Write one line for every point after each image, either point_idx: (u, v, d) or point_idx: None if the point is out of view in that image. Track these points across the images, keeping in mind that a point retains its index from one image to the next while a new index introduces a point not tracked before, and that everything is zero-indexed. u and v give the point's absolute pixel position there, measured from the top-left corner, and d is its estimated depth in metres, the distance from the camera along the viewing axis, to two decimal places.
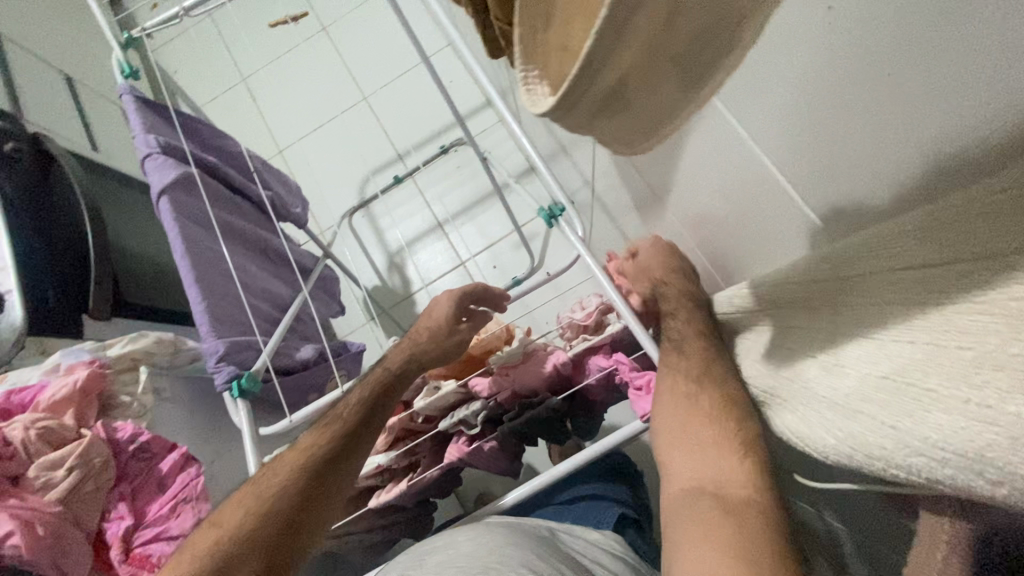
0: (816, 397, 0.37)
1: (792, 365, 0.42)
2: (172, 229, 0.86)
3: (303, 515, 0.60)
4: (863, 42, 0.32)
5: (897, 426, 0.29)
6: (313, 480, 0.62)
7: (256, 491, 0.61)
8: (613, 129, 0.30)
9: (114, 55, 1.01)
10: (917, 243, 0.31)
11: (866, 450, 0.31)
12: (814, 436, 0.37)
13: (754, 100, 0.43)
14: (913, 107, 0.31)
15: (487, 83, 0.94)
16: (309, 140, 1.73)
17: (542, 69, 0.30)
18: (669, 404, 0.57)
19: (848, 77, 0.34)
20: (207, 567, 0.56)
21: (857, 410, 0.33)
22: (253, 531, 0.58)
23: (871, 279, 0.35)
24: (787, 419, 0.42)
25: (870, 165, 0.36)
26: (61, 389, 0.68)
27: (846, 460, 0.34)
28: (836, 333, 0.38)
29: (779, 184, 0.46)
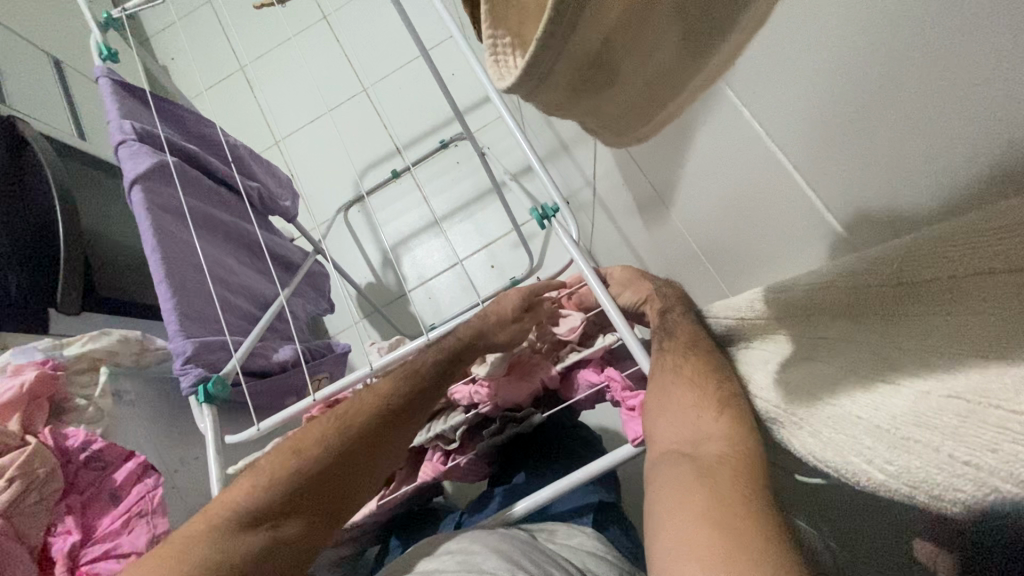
0: (848, 421, 0.32)
1: (818, 384, 0.36)
2: (143, 220, 0.81)
3: (375, 462, 0.59)
4: (919, 12, 0.26)
5: (978, 464, 0.24)
6: (393, 427, 0.60)
7: (338, 425, 0.58)
8: (596, 106, 0.26)
9: (91, 35, 0.95)
10: (1003, 242, 0.26)
11: (928, 486, 0.26)
12: (842, 462, 0.32)
13: (774, 92, 0.38)
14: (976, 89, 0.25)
15: (484, 74, 0.88)
16: (305, 132, 1.68)
17: (516, 35, 0.24)
18: (657, 392, 0.52)
19: (891, 53, 0.28)
20: (280, 496, 0.55)
21: (907, 439, 0.28)
22: (330, 468, 0.57)
23: (934, 287, 0.29)
24: (800, 439, 0.37)
25: (917, 162, 0.30)
26: (8, 392, 0.65)
27: (900, 495, 0.28)
28: (887, 349, 0.32)
29: (796, 186, 0.40)
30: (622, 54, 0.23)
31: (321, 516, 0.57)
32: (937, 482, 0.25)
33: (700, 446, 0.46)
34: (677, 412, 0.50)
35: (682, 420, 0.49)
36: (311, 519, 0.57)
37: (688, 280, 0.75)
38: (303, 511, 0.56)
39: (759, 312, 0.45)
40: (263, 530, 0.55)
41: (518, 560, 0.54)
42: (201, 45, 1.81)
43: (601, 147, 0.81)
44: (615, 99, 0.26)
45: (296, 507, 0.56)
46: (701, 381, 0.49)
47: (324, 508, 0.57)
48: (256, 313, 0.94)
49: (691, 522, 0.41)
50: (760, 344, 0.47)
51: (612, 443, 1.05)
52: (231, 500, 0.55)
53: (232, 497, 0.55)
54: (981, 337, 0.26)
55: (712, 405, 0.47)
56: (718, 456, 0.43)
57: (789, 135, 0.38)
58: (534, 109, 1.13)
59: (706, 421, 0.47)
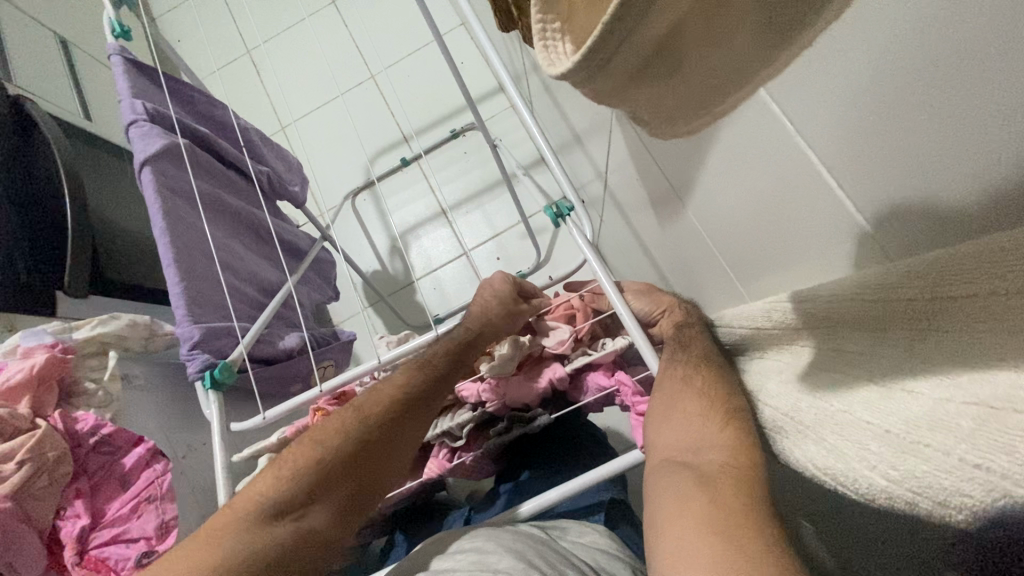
0: (858, 428, 0.31)
1: (833, 392, 0.35)
2: (151, 201, 0.80)
3: (398, 449, 0.59)
4: (961, 11, 0.25)
5: (989, 466, 0.22)
6: (413, 413, 0.60)
7: (359, 412, 0.59)
8: (648, 99, 0.24)
9: (103, 12, 0.94)
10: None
11: (935, 491, 0.24)
12: (850, 475, 0.30)
13: (798, 95, 0.37)
14: (1022, 83, 0.24)
15: (497, 63, 0.87)
16: (313, 118, 1.66)
17: (564, 20, 0.23)
18: (661, 400, 0.54)
19: (933, 51, 0.27)
20: (303, 486, 0.55)
21: (918, 443, 0.26)
22: (354, 456, 0.57)
23: (964, 304, 0.27)
24: (807, 450, 0.35)
25: (954, 166, 0.28)
26: (18, 375, 0.65)
27: (902, 503, 0.27)
28: (905, 367, 0.30)
29: (823, 184, 0.38)
30: (693, 48, 0.21)
31: (344, 506, 0.56)
32: (942, 487, 0.24)
33: (701, 454, 0.46)
34: (681, 422, 0.50)
35: (684, 428, 0.50)
36: (334, 511, 0.56)
37: (701, 277, 0.74)
38: (326, 502, 0.56)
39: (785, 316, 0.43)
40: (287, 521, 0.53)
41: (531, 559, 0.54)
42: (208, 27, 1.78)
43: (615, 140, 0.80)
44: (673, 93, 0.23)
45: (318, 498, 0.55)
46: (708, 393, 0.49)
47: (347, 499, 0.57)
48: (263, 299, 0.94)
49: (688, 529, 0.40)
50: (771, 355, 0.46)
51: (617, 437, 1.05)
52: (254, 493, 0.55)
53: (255, 494, 0.55)
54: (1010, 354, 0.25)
55: (717, 416, 0.47)
56: (719, 466, 0.43)
57: (817, 134, 0.37)
58: (545, 100, 1.11)
59: (710, 431, 0.47)
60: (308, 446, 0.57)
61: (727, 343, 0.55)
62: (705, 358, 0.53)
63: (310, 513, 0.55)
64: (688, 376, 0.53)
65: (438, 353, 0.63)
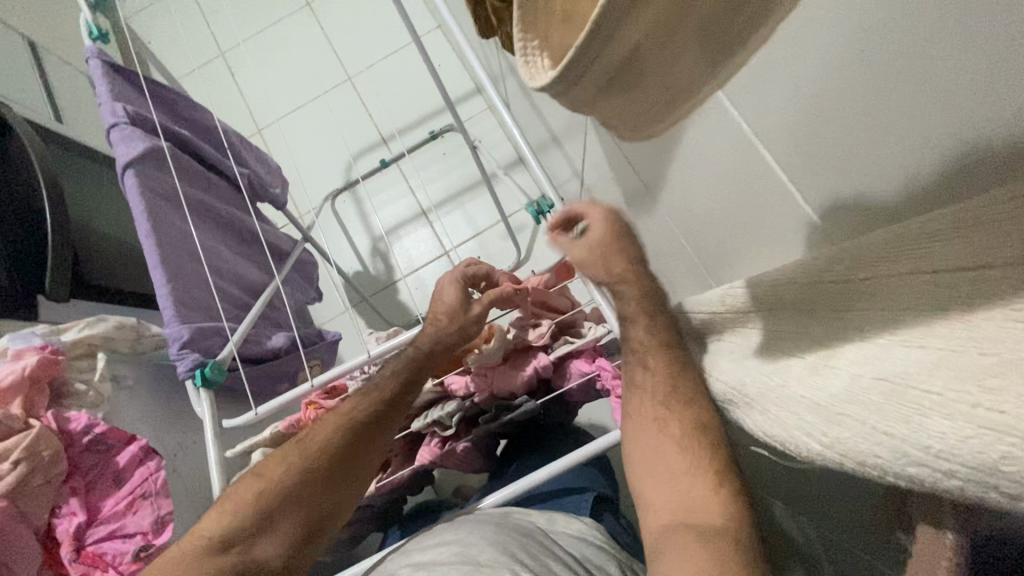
0: (795, 399, 0.32)
1: (773, 366, 0.36)
2: (136, 204, 0.81)
3: (344, 478, 0.62)
4: (878, 29, 0.29)
5: (892, 432, 0.25)
6: (354, 443, 0.62)
7: (300, 448, 0.61)
8: (614, 107, 0.25)
9: (80, 15, 0.94)
10: (942, 245, 0.25)
11: (854, 454, 0.27)
12: (792, 437, 0.32)
13: (750, 102, 0.41)
14: (929, 89, 0.27)
15: (476, 67, 0.91)
16: (289, 119, 1.66)
17: (542, 39, 0.26)
18: (638, 438, 0.55)
19: (858, 58, 0.30)
20: (248, 522, 0.58)
21: (842, 414, 0.28)
22: (295, 489, 0.60)
23: (876, 284, 0.29)
24: (753, 419, 0.38)
25: (882, 160, 0.32)
26: (8, 375, 0.65)
27: (835, 464, 0.29)
28: (819, 340, 0.33)
29: (777, 182, 0.42)
30: (651, 62, 0.22)
31: (293, 534, 0.60)
32: (862, 451, 0.26)
33: (694, 513, 0.49)
34: (665, 479, 0.52)
35: (669, 485, 0.52)
36: (282, 539, 0.60)
37: (672, 270, 0.78)
38: (274, 532, 0.59)
39: (738, 301, 0.44)
40: (235, 554, 0.58)
41: (514, 552, 0.57)
42: (180, 29, 1.77)
43: (590, 140, 0.84)
44: (644, 99, 0.24)
45: (265, 528, 0.59)
46: (687, 441, 0.51)
47: (295, 527, 0.60)
48: (249, 300, 0.96)
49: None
50: (728, 338, 0.47)
51: (597, 427, 1.09)
52: (202, 529, 0.59)
53: (203, 528, 0.59)
54: (910, 324, 0.26)
55: (707, 476, 0.50)
56: (722, 527, 0.46)
57: (768, 136, 0.41)
58: (523, 102, 1.15)
59: (700, 487, 0.50)
60: (252, 478, 0.60)
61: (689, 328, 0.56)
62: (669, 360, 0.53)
63: (256, 544, 0.59)
64: (661, 419, 0.53)
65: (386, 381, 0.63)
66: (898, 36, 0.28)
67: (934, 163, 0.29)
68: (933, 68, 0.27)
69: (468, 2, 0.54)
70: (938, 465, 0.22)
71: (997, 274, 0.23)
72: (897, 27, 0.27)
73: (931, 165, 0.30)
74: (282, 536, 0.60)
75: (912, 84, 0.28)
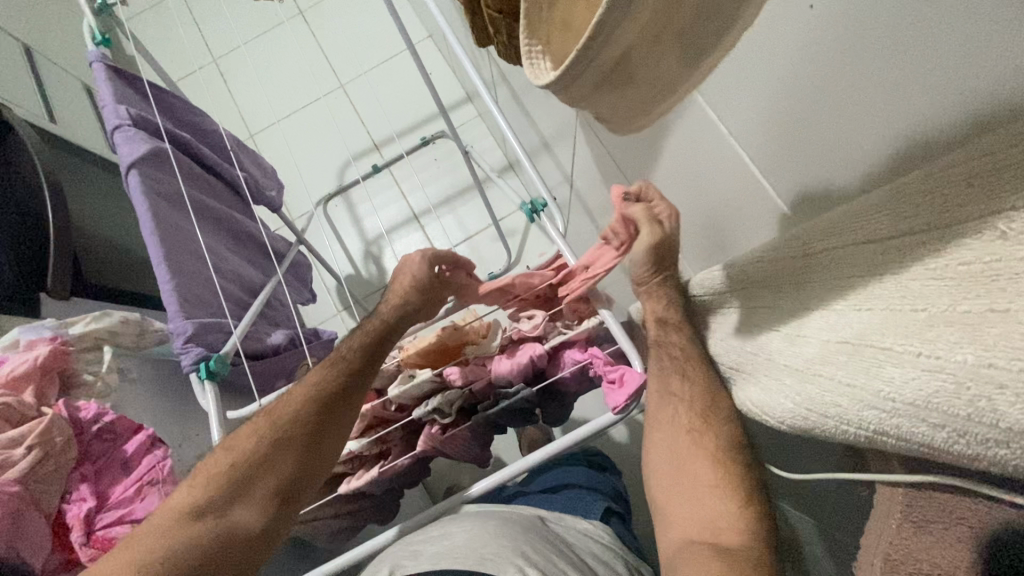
0: (778, 366, 0.36)
1: (754, 342, 0.40)
2: (139, 204, 0.83)
3: (314, 445, 0.63)
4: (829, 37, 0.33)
5: (854, 382, 0.27)
6: (321, 410, 0.64)
7: (268, 420, 0.63)
8: (610, 101, 0.29)
9: (83, 20, 0.97)
10: (869, 217, 0.29)
11: (823, 408, 0.30)
12: (770, 402, 0.36)
13: (725, 104, 0.45)
14: (872, 87, 0.32)
15: (471, 74, 0.95)
16: (283, 124, 1.69)
17: (545, 44, 0.30)
18: (666, 453, 0.57)
19: (813, 59, 0.35)
20: (220, 490, 0.59)
21: (816, 373, 0.31)
22: (265, 456, 0.61)
23: (825, 256, 0.33)
24: (749, 392, 0.41)
25: (843, 153, 0.36)
26: (22, 364, 0.70)
27: (802, 421, 0.32)
28: (788, 313, 0.37)
29: (754, 178, 0.46)
30: (640, 63, 0.25)
31: (269, 502, 0.60)
32: (830, 401, 0.29)
33: (718, 534, 0.50)
34: (691, 495, 0.54)
35: (694, 500, 0.53)
36: (256, 508, 0.60)
37: None
38: (247, 501, 0.60)
39: (716, 284, 0.48)
40: (208, 521, 0.57)
41: (529, 556, 0.58)
42: (174, 35, 1.79)
43: (580, 145, 0.89)
44: (634, 92, 0.28)
45: (241, 496, 0.60)
46: (717, 459, 0.53)
47: (269, 495, 0.60)
48: (247, 298, 0.97)
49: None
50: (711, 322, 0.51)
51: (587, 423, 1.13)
52: (177, 502, 0.59)
53: (178, 500, 0.59)
54: (861, 290, 0.30)
55: (732, 495, 0.52)
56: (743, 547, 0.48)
57: (742, 133, 0.45)
58: (515, 109, 1.19)
59: (724, 505, 0.51)
60: (227, 450, 0.62)
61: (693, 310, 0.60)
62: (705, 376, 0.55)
63: (233, 511, 0.59)
64: (691, 429, 0.55)
65: (354, 348, 0.68)
66: (849, 43, 0.32)
67: (880, 151, 0.33)
68: (878, 68, 0.31)
69: (467, 12, 0.58)
70: (885, 407, 0.25)
71: (925, 238, 0.26)
72: (849, 34, 0.31)
73: (877, 153, 0.33)
74: (259, 505, 0.60)
75: (859, 82, 0.32)
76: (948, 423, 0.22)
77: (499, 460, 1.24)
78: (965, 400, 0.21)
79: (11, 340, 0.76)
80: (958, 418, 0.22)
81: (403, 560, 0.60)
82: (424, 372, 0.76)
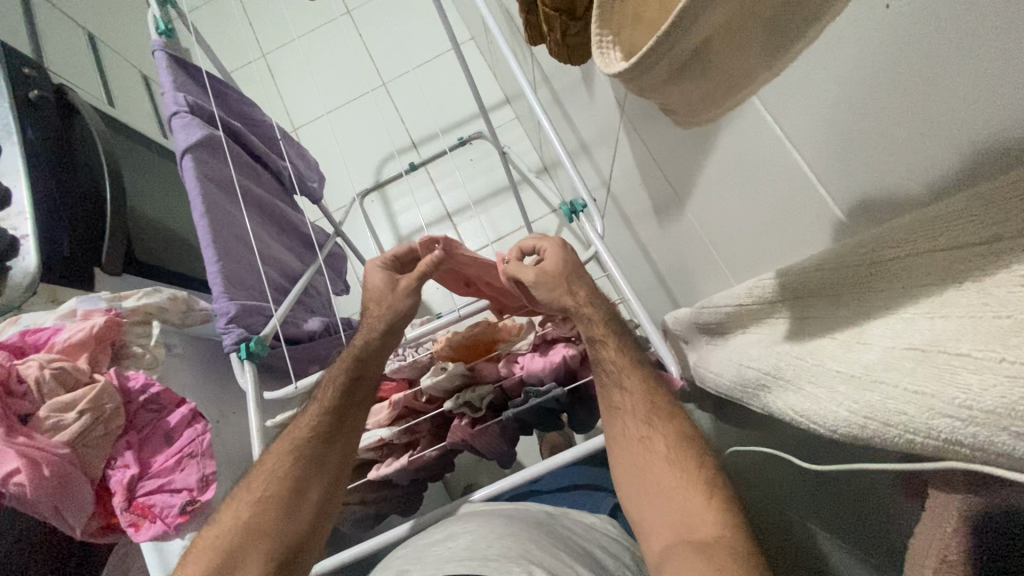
0: (828, 373, 0.34)
1: (802, 347, 0.38)
2: (192, 187, 0.86)
3: (302, 501, 0.65)
4: (904, 38, 0.32)
5: (922, 390, 0.26)
6: (305, 460, 0.66)
7: (250, 488, 0.64)
8: (680, 92, 0.28)
9: (149, 11, 1.02)
10: (950, 223, 0.28)
11: (882, 414, 0.28)
12: (819, 409, 0.34)
13: (783, 103, 0.44)
14: (950, 89, 0.30)
15: (518, 74, 0.96)
16: (325, 120, 1.73)
17: (615, 34, 0.30)
18: (627, 460, 0.60)
19: (884, 62, 0.33)
20: (215, 565, 0.60)
21: (877, 381, 0.29)
22: (256, 516, 0.63)
23: (893, 264, 0.32)
24: (787, 398, 0.39)
25: (910, 159, 0.35)
26: (79, 332, 0.74)
27: (856, 427, 0.31)
28: (843, 321, 0.36)
29: (808, 182, 0.45)
30: (718, 54, 0.25)
31: (269, 565, 0.61)
32: (888, 408, 0.28)
33: (694, 529, 0.51)
34: (664, 498, 0.55)
35: (664, 504, 0.55)
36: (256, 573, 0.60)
37: (696, 275, 0.80)
38: (247, 570, 0.60)
39: (764, 294, 0.46)
40: None
41: (532, 553, 0.56)
42: (226, 30, 1.85)
43: (621, 151, 0.88)
44: (705, 84, 0.28)
45: (240, 564, 0.60)
46: (673, 457, 0.56)
47: (267, 558, 0.61)
48: (287, 285, 1.00)
49: None
50: (747, 331, 0.49)
51: None
52: None
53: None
54: (934, 297, 0.28)
55: (700, 487, 0.53)
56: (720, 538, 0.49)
57: (802, 138, 0.43)
58: (556, 112, 1.19)
59: (695, 499, 0.53)
60: (216, 519, 0.64)
61: (714, 322, 0.55)
62: (644, 379, 0.60)
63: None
64: (645, 438, 0.59)
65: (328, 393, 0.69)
66: (927, 42, 0.31)
67: (955, 156, 0.32)
68: (955, 63, 0.29)
69: (522, 10, 0.59)
70: (959, 415, 0.24)
71: (1011, 245, 0.25)
72: (925, 32, 0.30)
73: (950, 158, 0.32)
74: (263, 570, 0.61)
75: (929, 87, 0.31)
76: None
77: (521, 462, 1.24)
78: None
79: (69, 309, 0.81)
80: None
81: (409, 564, 0.59)
82: (455, 365, 0.76)
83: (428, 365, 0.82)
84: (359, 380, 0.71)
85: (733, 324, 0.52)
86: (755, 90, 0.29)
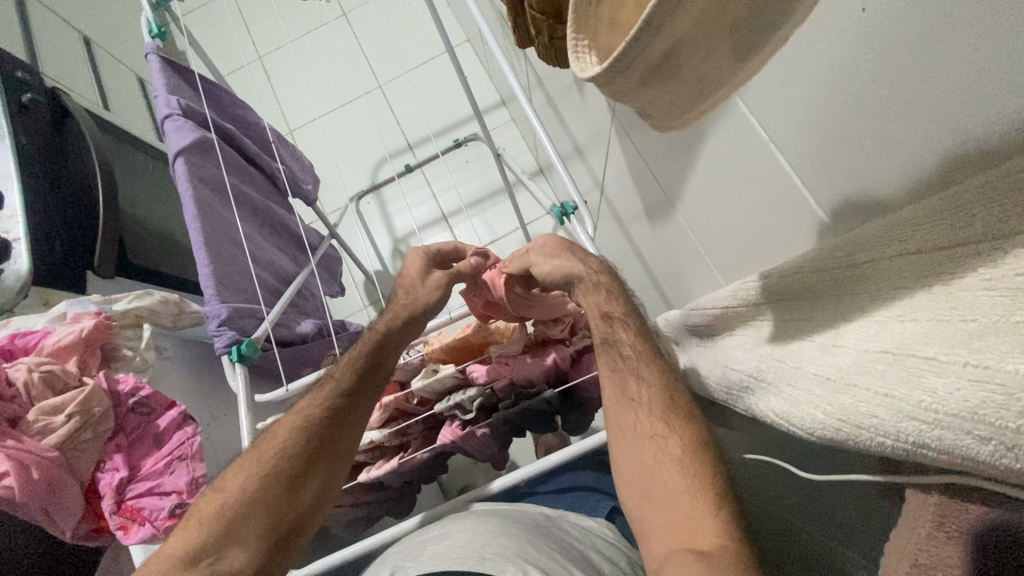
0: (806, 376, 0.34)
1: (783, 350, 0.38)
2: (184, 189, 0.86)
3: (301, 481, 0.64)
4: (879, 43, 0.32)
5: (892, 393, 0.26)
6: (315, 441, 0.66)
7: (256, 458, 0.64)
8: (654, 96, 0.29)
9: (143, 14, 1.02)
10: (924, 225, 0.28)
11: (855, 417, 0.29)
12: (797, 412, 0.34)
13: (765, 106, 0.44)
14: (925, 92, 0.31)
15: (511, 76, 0.96)
16: (321, 122, 1.73)
17: (591, 38, 0.30)
18: (635, 454, 0.58)
19: (862, 66, 0.34)
20: (212, 534, 0.60)
21: (851, 384, 0.29)
22: (257, 493, 0.62)
23: (869, 266, 0.32)
24: (768, 400, 0.39)
25: (888, 160, 0.35)
26: (68, 336, 0.75)
27: (832, 430, 0.31)
28: (821, 324, 0.36)
29: (792, 185, 0.45)
30: (687, 61, 0.26)
31: (263, 541, 0.61)
32: (860, 411, 0.28)
33: (694, 535, 0.49)
34: (664, 499, 0.54)
35: (670, 506, 0.53)
36: (250, 547, 0.60)
37: (687, 277, 0.80)
38: (243, 540, 0.61)
39: (747, 296, 0.46)
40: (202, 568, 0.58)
41: (522, 553, 0.56)
42: (222, 33, 1.86)
43: (613, 153, 0.88)
44: (678, 89, 0.28)
45: (236, 537, 0.60)
46: (686, 460, 0.54)
47: (262, 534, 0.61)
48: (279, 286, 1.00)
49: None
50: (734, 332, 0.49)
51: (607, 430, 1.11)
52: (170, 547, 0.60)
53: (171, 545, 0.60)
54: (905, 300, 0.29)
55: (701, 493, 0.52)
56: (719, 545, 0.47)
57: (784, 141, 0.44)
58: (549, 114, 1.20)
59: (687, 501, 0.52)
60: (218, 489, 0.64)
61: (702, 324, 0.55)
62: (664, 372, 0.60)
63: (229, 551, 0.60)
64: (659, 437, 0.56)
65: (344, 374, 0.70)
66: (903, 47, 0.31)
67: (931, 159, 0.32)
68: (930, 67, 0.30)
69: (510, 14, 0.59)
70: (928, 417, 0.24)
71: (978, 248, 0.25)
72: (901, 36, 0.31)
73: (925, 161, 0.32)
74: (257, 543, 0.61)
75: (905, 91, 0.32)
76: (996, 435, 0.21)
77: (515, 464, 1.24)
78: (1016, 414, 0.20)
79: (60, 313, 0.81)
80: (1004, 429, 0.21)
81: (403, 561, 0.59)
82: (448, 368, 0.76)
83: (420, 367, 0.82)
84: (376, 364, 0.72)
85: (731, 323, 0.50)
86: (728, 94, 0.30)
